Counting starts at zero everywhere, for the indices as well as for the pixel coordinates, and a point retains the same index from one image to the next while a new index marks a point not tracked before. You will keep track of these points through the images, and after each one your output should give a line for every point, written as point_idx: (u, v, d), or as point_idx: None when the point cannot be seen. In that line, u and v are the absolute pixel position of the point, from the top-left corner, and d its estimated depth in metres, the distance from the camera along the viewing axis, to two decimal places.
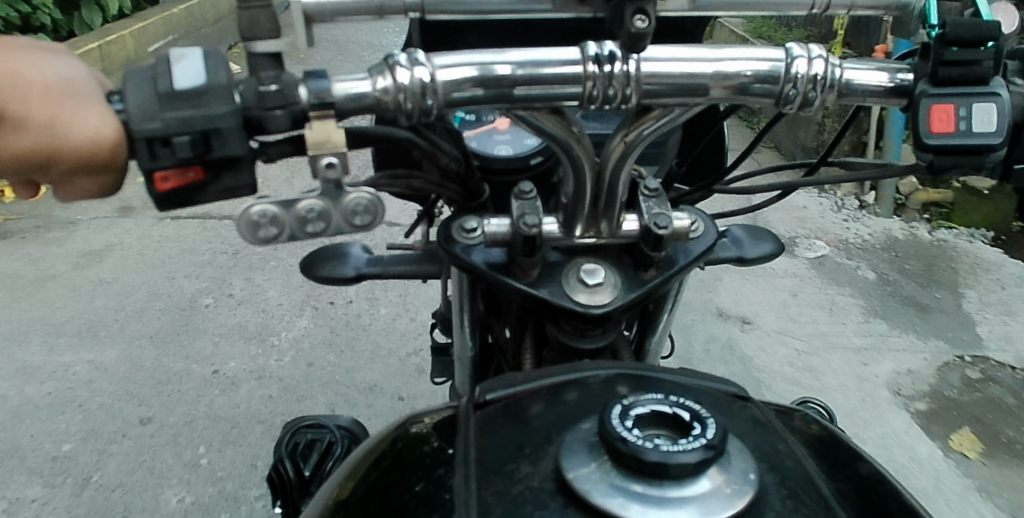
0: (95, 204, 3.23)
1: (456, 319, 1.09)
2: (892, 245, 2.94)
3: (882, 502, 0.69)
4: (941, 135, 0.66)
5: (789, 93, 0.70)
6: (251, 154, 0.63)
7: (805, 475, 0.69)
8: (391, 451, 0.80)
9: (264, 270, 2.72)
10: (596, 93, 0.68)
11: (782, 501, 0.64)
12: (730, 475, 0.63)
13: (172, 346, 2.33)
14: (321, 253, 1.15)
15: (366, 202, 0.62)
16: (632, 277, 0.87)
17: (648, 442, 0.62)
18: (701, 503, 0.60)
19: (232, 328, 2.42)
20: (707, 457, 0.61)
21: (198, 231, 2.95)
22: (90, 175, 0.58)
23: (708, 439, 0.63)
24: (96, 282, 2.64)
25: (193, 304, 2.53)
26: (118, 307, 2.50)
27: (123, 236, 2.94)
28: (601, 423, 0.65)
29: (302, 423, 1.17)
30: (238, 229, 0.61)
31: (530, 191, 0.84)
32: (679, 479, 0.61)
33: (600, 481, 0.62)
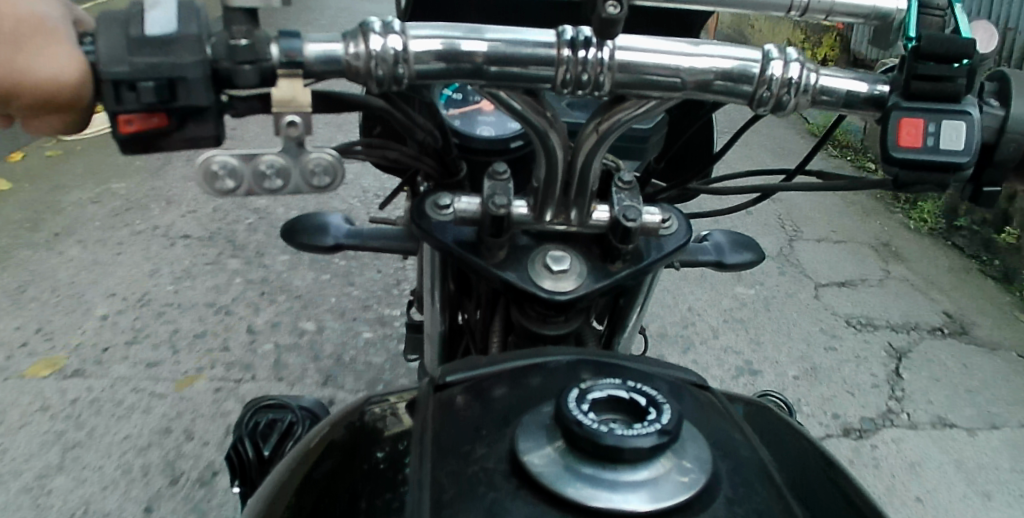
0: (70, 180, 3.18)
1: (426, 297, 1.10)
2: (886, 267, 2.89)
3: (833, 497, 0.70)
4: (907, 148, 0.66)
5: (763, 95, 0.70)
6: (218, 106, 0.63)
7: (759, 464, 0.69)
8: (349, 439, 0.77)
9: (238, 251, 2.71)
10: (570, 77, 0.68)
11: (734, 487, 0.64)
12: (683, 461, 0.62)
13: (131, 324, 2.30)
14: (302, 220, 1.15)
15: (326, 162, 0.63)
16: (601, 268, 0.87)
17: (605, 427, 0.62)
18: (652, 488, 0.60)
19: (198, 308, 2.40)
20: (662, 442, 0.61)
21: (178, 213, 2.94)
22: (52, 112, 0.59)
23: (663, 425, 0.63)
24: (69, 261, 2.61)
25: (162, 282, 2.51)
26: (86, 287, 2.47)
27: (100, 217, 2.92)
28: (558, 406, 0.65)
29: (261, 404, 1.19)
30: (196, 179, 0.62)
31: (504, 173, 0.85)
32: (633, 463, 0.61)
33: (557, 465, 0.61)
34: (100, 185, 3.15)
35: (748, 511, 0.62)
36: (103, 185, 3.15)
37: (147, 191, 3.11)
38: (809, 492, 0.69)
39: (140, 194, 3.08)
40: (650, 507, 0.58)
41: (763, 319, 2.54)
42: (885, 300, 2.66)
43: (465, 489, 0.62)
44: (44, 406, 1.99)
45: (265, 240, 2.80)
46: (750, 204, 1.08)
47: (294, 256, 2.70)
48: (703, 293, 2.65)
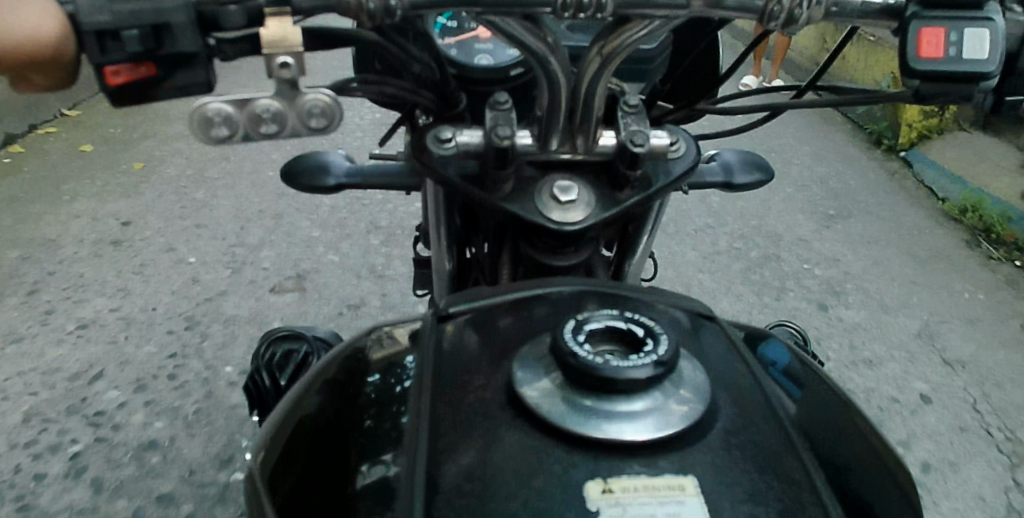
0: (81, 152, 3.23)
1: (432, 232, 1.09)
2: (884, 218, 2.92)
3: (830, 431, 0.71)
4: (930, 60, 0.64)
5: (774, 9, 0.67)
6: (207, 51, 0.61)
7: (758, 394, 0.69)
8: (346, 369, 0.82)
9: (247, 213, 2.74)
10: (570, 0, 0.65)
11: (731, 419, 0.64)
12: (681, 391, 0.63)
13: (146, 280, 2.35)
14: (302, 160, 1.13)
15: (323, 105, 0.61)
16: (610, 196, 0.86)
17: (599, 357, 0.62)
18: (648, 418, 0.61)
19: (210, 262, 2.43)
20: (657, 372, 0.62)
21: (187, 181, 2.97)
22: (38, 71, 0.57)
23: (660, 355, 0.63)
24: (84, 225, 2.66)
25: (174, 242, 2.55)
26: (98, 248, 2.52)
27: (107, 185, 2.94)
28: (555, 338, 0.66)
29: (277, 337, 1.21)
30: (191, 128, 0.60)
31: (506, 102, 0.82)
32: (628, 393, 0.62)
33: (553, 395, 0.62)
34: (111, 157, 3.20)
35: (743, 442, 0.62)
36: (110, 156, 3.18)
37: (157, 159, 3.15)
38: (805, 425, 0.70)
39: (145, 163, 3.11)
40: (647, 437, 0.59)
41: (764, 256, 2.60)
42: (883, 247, 2.70)
43: (461, 418, 0.64)
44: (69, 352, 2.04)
45: (273, 201, 2.83)
46: (759, 122, 1.05)
47: (304, 214, 2.73)
48: (707, 237, 2.70)
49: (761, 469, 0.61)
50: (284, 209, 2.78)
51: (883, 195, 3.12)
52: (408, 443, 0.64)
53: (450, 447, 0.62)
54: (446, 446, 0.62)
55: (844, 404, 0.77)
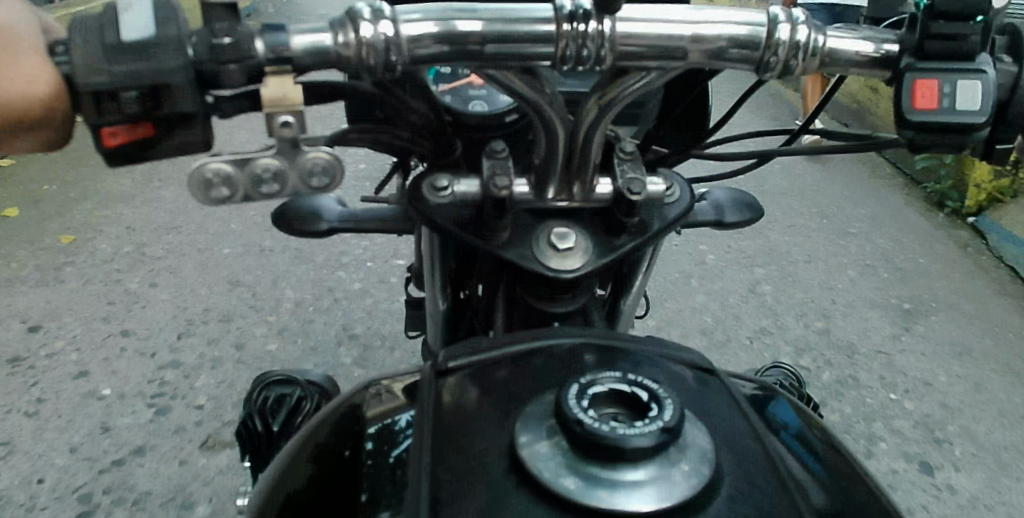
0: (65, 204, 3.23)
1: (427, 277, 1.09)
2: (864, 261, 2.98)
3: (835, 493, 0.69)
4: (924, 111, 0.65)
5: (769, 60, 0.68)
6: (205, 109, 0.60)
7: (762, 455, 0.68)
8: (342, 424, 0.81)
9: (234, 270, 2.75)
10: (570, 52, 0.65)
11: (735, 481, 0.63)
12: (686, 458, 0.62)
13: (134, 345, 2.35)
14: (294, 203, 1.12)
15: (324, 162, 0.60)
16: (606, 243, 0.85)
17: (606, 425, 0.61)
18: (653, 486, 0.59)
19: (196, 324, 2.45)
20: (662, 440, 0.60)
21: (173, 235, 2.98)
22: (33, 131, 0.56)
23: (665, 421, 0.62)
24: (78, 283, 2.68)
25: (160, 303, 2.55)
26: (85, 312, 2.51)
27: (99, 240, 2.96)
28: (557, 403, 0.64)
29: (270, 380, 1.20)
30: (191, 190, 0.59)
31: (502, 150, 0.82)
32: (633, 461, 0.60)
33: (557, 463, 0.61)
34: (96, 208, 3.20)
35: (750, 509, 0.61)
36: (102, 209, 3.20)
37: (148, 210, 3.17)
38: (812, 488, 0.68)
39: (137, 216, 3.14)
40: (652, 507, 0.58)
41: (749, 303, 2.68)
42: (868, 296, 2.75)
43: (461, 483, 0.63)
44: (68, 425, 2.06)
45: (260, 255, 2.84)
46: (751, 166, 1.07)
47: (291, 273, 2.74)
48: (689, 286, 2.75)
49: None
50: (271, 263, 2.79)
51: (863, 236, 3.17)
52: (408, 510, 0.63)
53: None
54: (447, 516, 0.60)
55: (846, 468, 0.76)
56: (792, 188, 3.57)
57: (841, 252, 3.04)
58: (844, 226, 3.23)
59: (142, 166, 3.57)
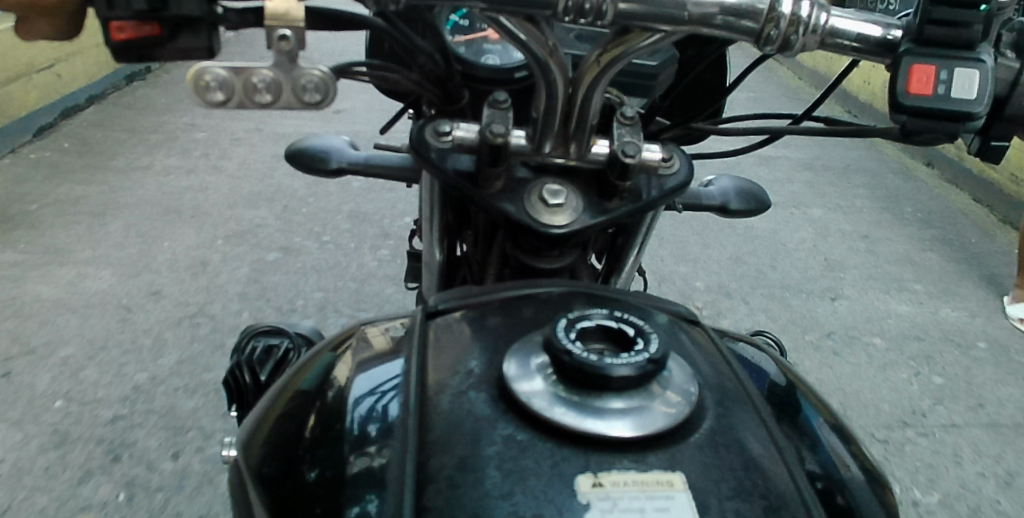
0: (65, 187, 3.26)
1: (424, 228, 1.10)
2: (865, 281, 2.93)
3: (810, 436, 0.71)
4: (917, 96, 0.66)
5: (770, 33, 0.69)
6: (211, 19, 0.61)
7: (742, 397, 0.70)
8: (328, 364, 0.81)
9: (228, 256, 2.78)
10: (570, 6, 0.66)
11: (718, 420, 0.65)
12: (668, 392, 0.64)
13: (117, 321, 2.36)
14: (305, 144, 1.14)
15: (316, 79, 0.61)
16: (598, 205, 0.87)
17: (593, 355, 0.63)
18: (636, 416, 0.61)
19: (184, 305, 2.46)
20: (646, 371, 0.62)
21: (170, 221, 3.00)
22: (41, 15, 0.58)
23: (651, 354, 0.64)
24: (88, 254, 2.74)
25: (150, 283, 2.57)
26: (88, 279, 2.58)
27: (115, 214, 3.04)
28: (548, 337, 0.66)
29: (259, 329, 1.20)
30: (189, 92, 0.61)
31: (505, 101, 0.83)
32: (619, 391, 0.63)
33: (546, 392, 0.63)
34: (95, 193, 3.21)
35: (729, 442, 0.63)
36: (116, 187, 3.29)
37: (164, 192, 3.26)
38: (789, 432, 0.70)
39: (152, 194, 3.22)
40: (633, 434, 0.60)
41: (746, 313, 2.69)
42: (864, 312, 2.71)
43: (447, 407, 0.65)
44: (63, 381, 2.11)
45: (255, 245, 2.87)
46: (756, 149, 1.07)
47: (284, 262, 2.76)
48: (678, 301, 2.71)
49: (749, 469, 0.61)
50: (264, 250, 2.81)
51: (865, 255, 3.14)
52: (396, 435, 0.64)
53: (435, 438, 0.62)
54: (434, 439, 0.62)
55: (822, 412, 0.78)
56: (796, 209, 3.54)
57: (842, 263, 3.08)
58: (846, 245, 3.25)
59: (146, 155, 3.61)
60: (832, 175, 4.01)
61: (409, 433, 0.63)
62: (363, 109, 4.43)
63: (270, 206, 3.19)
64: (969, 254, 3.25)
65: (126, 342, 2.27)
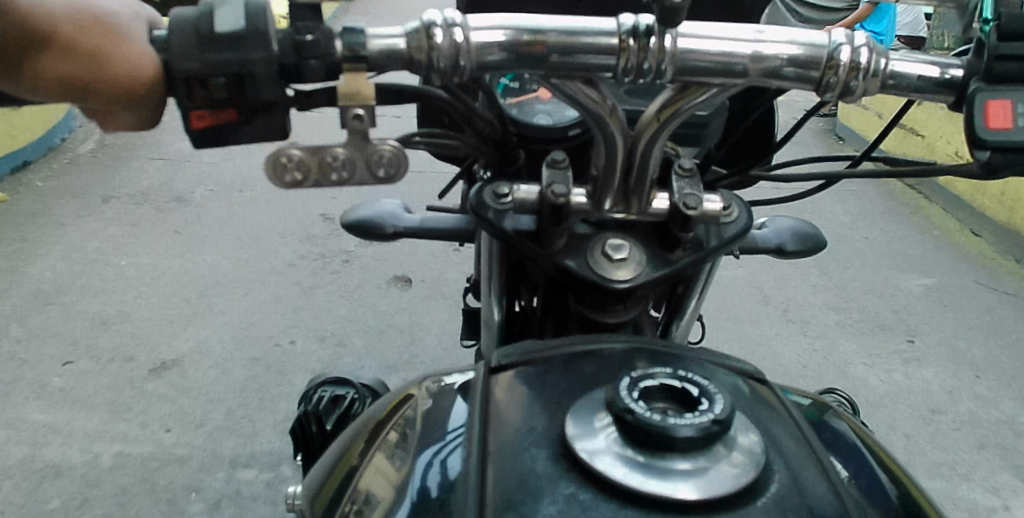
0: (105, 216, 3.31)
1: (484, 286, 1.12)
2: (930, 310, 2.80)
3: (883, 512, 0.69)
4: (999, 131, 0.65)
5: (830, 80, 0.68)
6: (286, 101, 0.65)
7: (813, 460, 0.68)
8: (368, 466, 0.77)
9: (286, 289, 2.79)
10: (631, 66, 0.67)
11: (786, 478, 0.64)
12: (733, 454, 0.63)
13: (184, 360, 2.38)
14: (361, 211, 1.18)
15: (389, 154, 0.64)
16: (660, 257, 0.87)
17: (656, 415, 0.63)
18: (701, 478, 0.61)
19: (244, 343, 2.48)
20: (710, 430, 0.61)
21: (221, 251, 3.02)
22: (127, 106, 0.62)
23: (715, 414, 0.63)
24: (129, 283, 2.78)
25: (216, 316, 2.59)
26: (129, 311, 2.60)
27: (155, 241, 3.09)
28: (610, 396, 0.66)
29: (325, 380, 1.24)
30: (266, 173, 0.64)
31: (564, 160, 0.84)
32: (682, 451, 0.62)
33: (610, 452, 0.63)
34: (140, 221, 3.26)
35: (796, 507, 0.61)
36: (154, 212, 3.33)
37: (200, 216, 3.31)
38: (861, 502, 0.68)
39: (189, 220, 3.28)
40: (699, 496, 0.59)
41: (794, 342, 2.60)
42: (918, 337, 2.64)
43: (511, 464, 0.65)
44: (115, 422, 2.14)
45: (302, 277, 2.88)
46: (813, 192, 1.06)
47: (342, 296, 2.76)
48: (743, 338, 2.61)
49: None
50: (305, 280, 2.85)
51: (939, 285, 2.98)
52: (461, 496, 0.65)
53: (495, 495, 0.62)
54: (493, 496, 0.62)
55: (897, 477, 0.75)
56: (862, 233, 3.40)
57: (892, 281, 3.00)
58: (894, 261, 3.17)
59: (182, 180, 3.68)
60: (899, 197, 3.85)
61: (474, 491, 0.64)
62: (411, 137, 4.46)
63: (325, 232, 3.21)
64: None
65: (192, 384, 2.28)
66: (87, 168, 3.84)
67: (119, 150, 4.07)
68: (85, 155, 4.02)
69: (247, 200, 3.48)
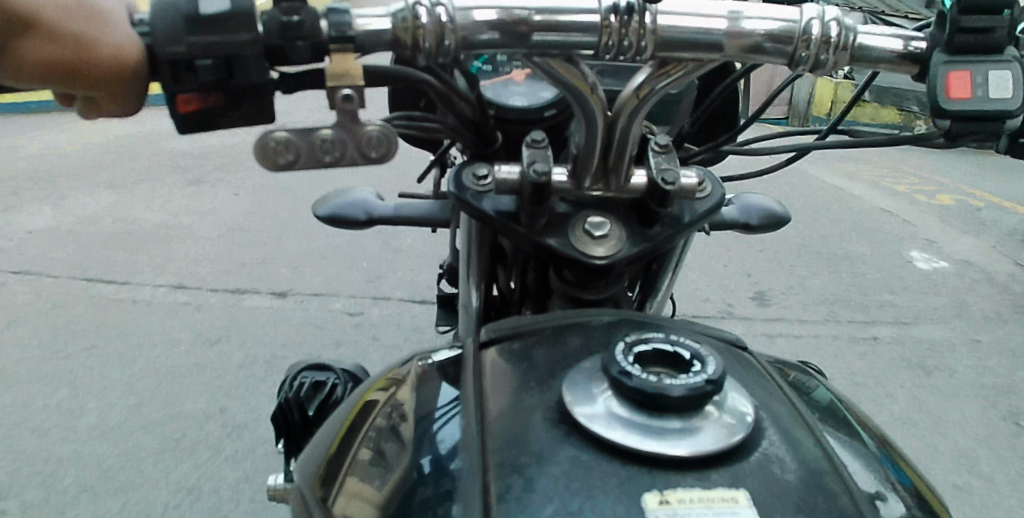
0: (61, 249, 3.29)
1: (463, 271, 1.13)
2: (864, 304, 3.04)
3: (870, 463, 0.72)
4: (959, 100, 0.69)
5: (801, 54, 0.71)
6: (272, 84, 0.64)
7: (799, 419, 0.71)
8: (342, 494, 0.73)
9: (256, 302, 2.82)
10: (612, 43, 0.69)
11: (776, 435, 0.66)
12: (724, 415, 0.65)
13: (164, 374, 2.36)
14: (334, 200, 1.16)
15: (377, 134, 0.64)
16: (638, 232, 0.89)
17: (653, 377, 0.65)
18: (696, 436, 0.63)
19: (213, 352, 2.49)
20: (705, 391, 0.64)
21: (185, 276, 3.02)
22: (111, 93, 0.61)
23: (709, 374, 0.65)
24: (92, 308, 2.77)
25: (198, 333, 2.60)
26: (93, 334, 2.59)
27: (115, 271, 3.07)
28: (607, 362, 0.68)
29: (306, 365, 1.22)
30: (256, 157, 0.63)
31: (543, 140, 0.86)
32: (677, 411, 0.64)
33: (609, 416, 0.65)
34: (99, 252, 3.24)
35: (786, 460, 0.64)
36: (112, 245, 3.32)
37: (160, 246, 3.32)
38: (845, 458, 0.71)
39: (149, 249, 3.28)
40: (696, 453, 0.61)
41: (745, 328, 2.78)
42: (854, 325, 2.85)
43: (515, 433, 0.66)
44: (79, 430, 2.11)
45: (271, 291, 2.91)
46: (784, 167, 1.09)
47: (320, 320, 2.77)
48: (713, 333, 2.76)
49: (808, 485, 0.62)
50: (273, 295, 2.88)
51: (893, 297, 3.13)
52: (465, 468, 0.65)
53: (498, 463, 0.63)
54: (496, 464, 0.63)
55: (876, 437, 0.79)
56: (815, 247, 3.61)
57: (830, 281, 3.24)
58: (831, 263, 3.43)
59: (140, 214, 3.67)
60: (841, 214, 4.11)
61: (476, 458, 0.65)
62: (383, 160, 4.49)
63: (300, 253, 3.22)
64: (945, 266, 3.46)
65: (171, 393, 2.27)
66: (54, 205, 3.82)
67: (72, 189, 4.04)
68: (53, 191, 4.00)
69: (210, 229, 3.50)
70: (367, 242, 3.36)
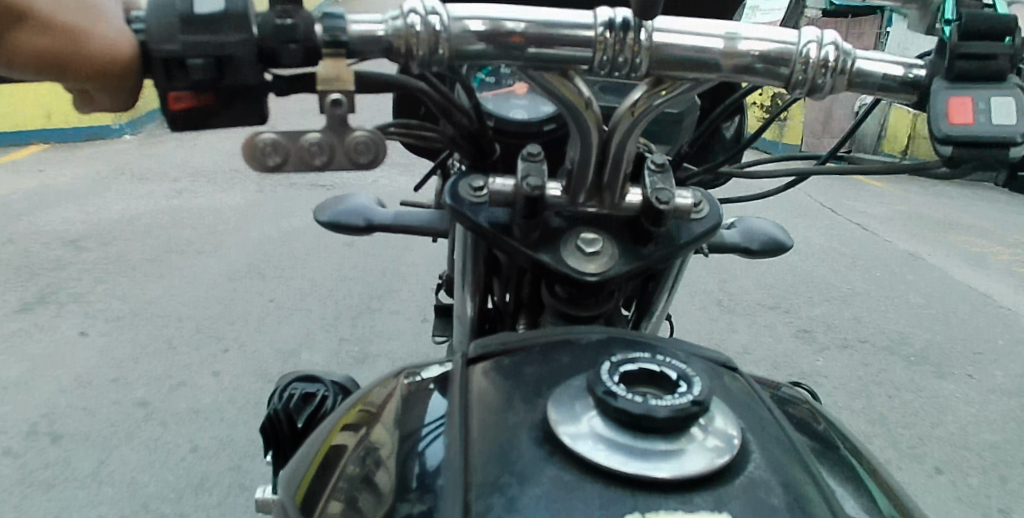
0: (81, 278, 3.39)
1: (459, 283, 1.12)
2: (865, 355, 3.07)
3: (861, 490, 0.70)
4: (959, 126, 0.67)
5: (798, 77, 0.71)
6: (263, 86, 0.65)
7: (788, 443, 0.70)
8: None
9: (265, 335, 2.90)
10: (606, 59, 0.69)
11: (763, 459, 0.65)
12: (710, 437, 0.64)
13: (172, 403, 2.42)
14: (333, 207, 1.17)
15: (365, 139, 0.64)
16: (633, 250, 0.88)
17: (637, 397, 0.64)
18: (679, 457, 0.62)
19: (222, 382, 2.56)
20: (688, 412, 0.63)
21: (199, 306, 3.11)
22: (102, 86, 0.62)
23: (695, 395, 0.64)
24: (106, 337, 2.84)
25: (207, 363, 2.67)
26: (106, 363, 2.66)
27: (131, 300, 3.16)
28: (591, 380, 0.67)
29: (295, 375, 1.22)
30: (244, 157, 0.64)
31: (539, 154, 0.85)
32: (660, 432, 0.63)
33: (591, 435, 0.63)
34: (117, 282, 3.34)
35: (772, 485, 0.62)
36: (130, 275, 3.42)
37: (177, 275, 3.41)
38: (835, 484, 0.70)
39: (164, 280, 3.37)
40: (678, 476, 0.60)
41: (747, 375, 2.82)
42: (855, 376, 2.89)
43: (498, 451, 0.65)
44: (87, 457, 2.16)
45: (280, 324, 2.99)
46: (782, 191, 1.09)
47: (325, 345, 2.82)
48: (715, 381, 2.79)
49: (795, 511, 0.60)
50: (282, 328, 2.96)
51: (896, 349, 3.14)
52: (445, 484, 0.64)
53: (479, 481, 0.62)
54: (477, 482, 0.62)
55: (870, 465, 0.77)
56: (821, 298, 3.64)
57: (833, 334, 3.26)
58: (835, 315, 3.47)
59: (159, 246, 3.78)
60: (847, 266, 4.16)
61: (455, 473, 0.64)
62: (394, 185, 4.55)
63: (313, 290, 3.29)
64: (949, 318, 3.50)
65: (179, 423, 2.32)
66: (76, 235, 3.94)
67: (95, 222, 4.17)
68: (70, 223, 4.10)
69: (225, 260, 3.59)
70: (378, 280, 3.45)
